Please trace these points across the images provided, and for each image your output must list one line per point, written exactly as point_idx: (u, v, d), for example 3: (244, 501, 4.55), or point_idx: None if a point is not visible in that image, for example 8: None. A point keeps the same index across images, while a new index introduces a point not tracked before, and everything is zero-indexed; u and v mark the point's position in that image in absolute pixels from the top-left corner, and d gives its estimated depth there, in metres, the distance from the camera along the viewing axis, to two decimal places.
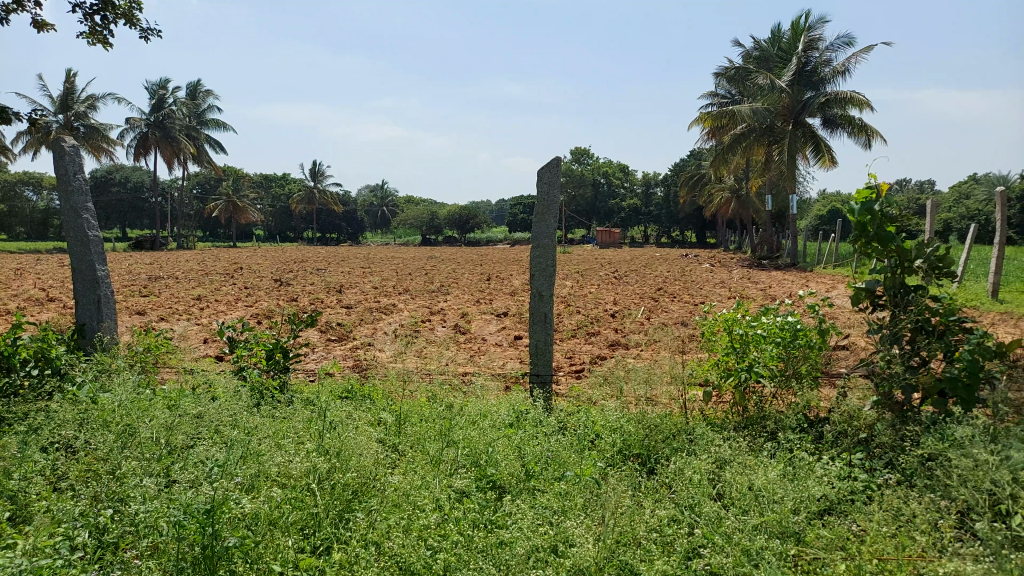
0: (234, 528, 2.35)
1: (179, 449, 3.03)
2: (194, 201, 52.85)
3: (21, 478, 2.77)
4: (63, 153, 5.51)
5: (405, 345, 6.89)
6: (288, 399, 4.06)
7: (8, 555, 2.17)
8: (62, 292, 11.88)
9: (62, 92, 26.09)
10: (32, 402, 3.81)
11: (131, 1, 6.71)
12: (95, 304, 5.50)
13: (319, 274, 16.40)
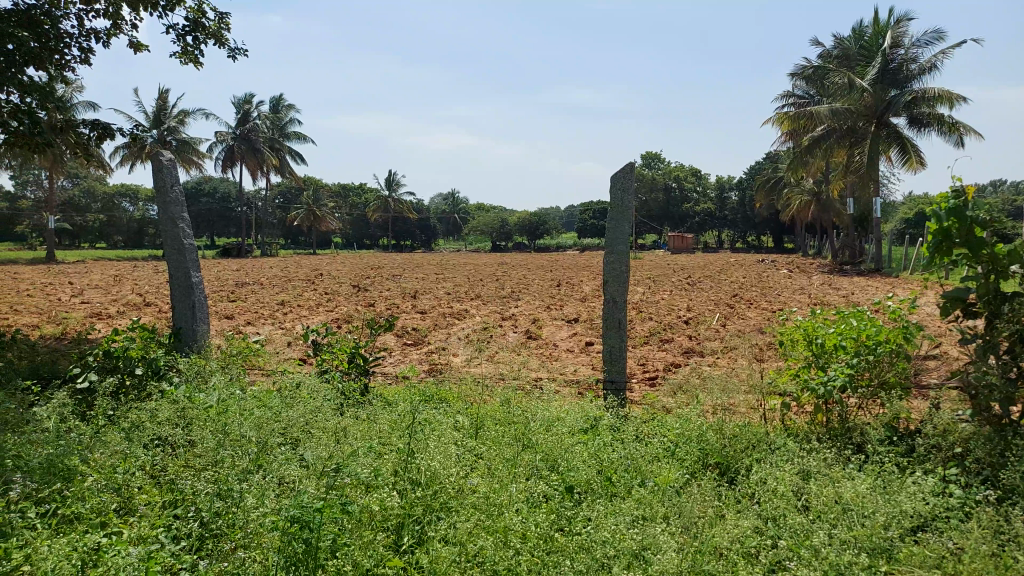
0: (326, 526, 2.44)
1: (268, 448, 3.16)
2: (275, 210, 55.01)
3: (125, 472, 2.95)
4: (162, 166, 5.84)
5: (479, 350, 6.97)
6: (368, 401, 4.19)
7: (117, 545, 2.33)
8: (158, 296, 12.59)
9: (156, 108, 27.68)
10: (135, 401, 4.05)
11: (220, 22, 7.04)
12: (190, 309, 5.79)
13: (394, 281, 16.79)
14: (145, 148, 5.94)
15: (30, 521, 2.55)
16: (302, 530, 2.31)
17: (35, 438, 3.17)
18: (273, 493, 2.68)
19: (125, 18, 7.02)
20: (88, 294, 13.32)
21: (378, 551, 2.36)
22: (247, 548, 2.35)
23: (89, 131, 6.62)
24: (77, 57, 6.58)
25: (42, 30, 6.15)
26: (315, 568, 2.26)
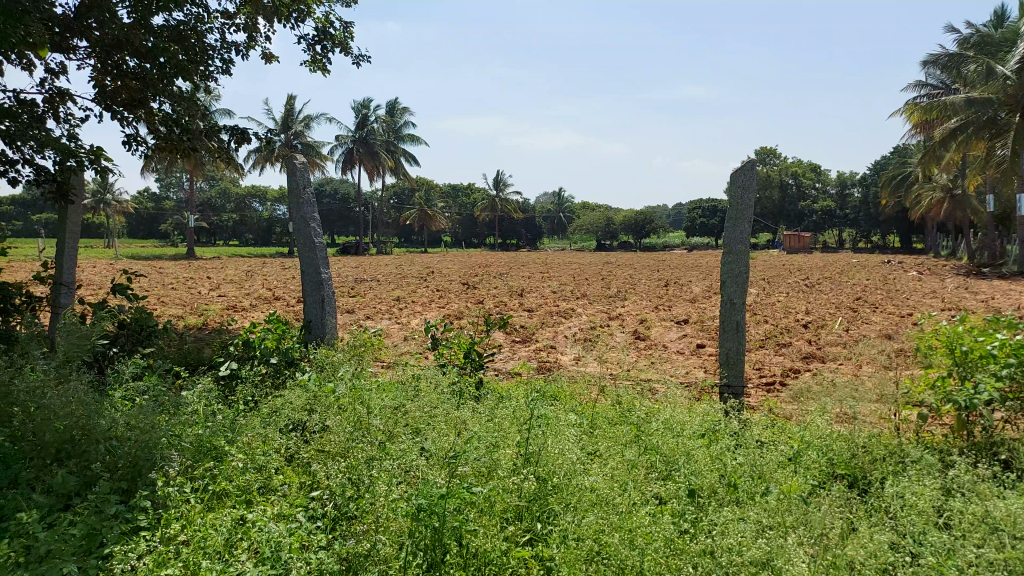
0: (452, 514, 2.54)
1: (395, 437, 3.32)
2: (389, 210, 57.16)
3: (266, 454, 3.19)
4: (296, 169, 6.21)
5: (588, 349, 6.97)
6: (484, 395, 4.32)
7: (262, 523, 2.54)
8: (286, 290, 13.42)
9: (284, 114, 29.46)
10: (271, 387, 4.37)
11: (345, 31, 7.40)
12: (319, 302, 6.10)
13: (502, 278, 17.02)
14: (280, 152, 6.34)
15: (186, 495, 2.82)
16: (432, 516, 2.43)
17: (187, 418, 3.47)
18: (401, 480, 2.82)
19: (261, 31, 7.50)
20: (224, 287, 14.39)
21: (502, 542, 2.43)
22: (378, 530, 2.49)
23: (229, 137, 7.14)
24: (219, 68, 7.08)
25: (189, 44, 6.66)
26: (444, 552, 2.37)
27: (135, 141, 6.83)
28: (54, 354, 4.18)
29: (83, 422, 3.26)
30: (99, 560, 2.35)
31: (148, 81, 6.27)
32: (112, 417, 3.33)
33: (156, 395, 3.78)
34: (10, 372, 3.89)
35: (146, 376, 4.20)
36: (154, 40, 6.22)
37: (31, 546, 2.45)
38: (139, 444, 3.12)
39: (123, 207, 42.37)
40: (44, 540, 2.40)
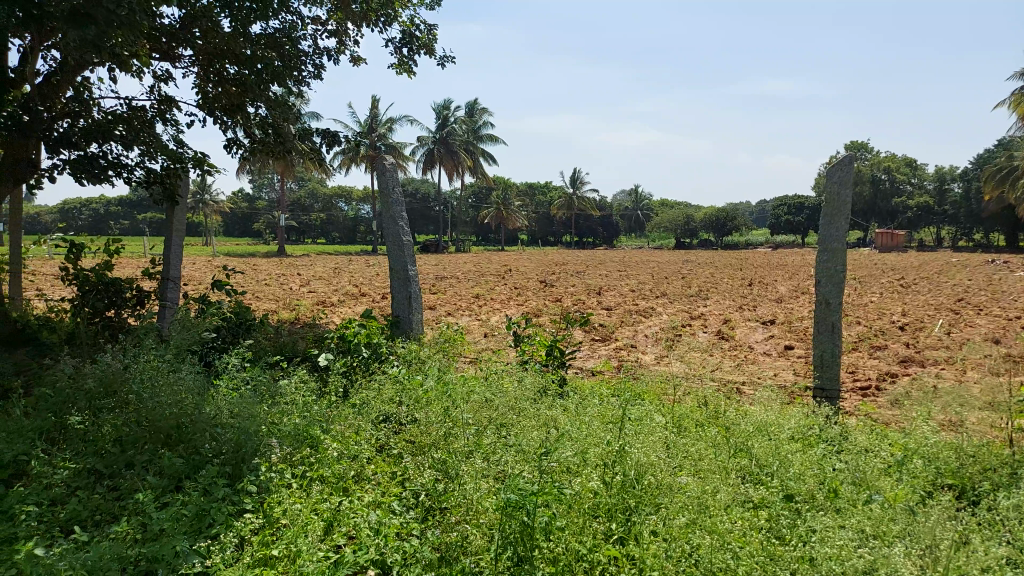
0: (542, 509, 2.57)
1: (484, 431, 3.38)
2: (467, 209, 57.91)
3: (361, 445, 3.31)
4: (385, 170, 6.40)
5: (671, 349, 6.87)
6: (569, 392, 4.35)
7: (359, 511, 2.65)
8: (371, 287, 13.82)
9: (369, 116, 30.34)
10: (363, 380, 4.54)
11: (430, 33, 7.54)
12: (406, 299, 6.24)
13: (579, 277, 16.99)
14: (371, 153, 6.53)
15: (287, 481, 2.97)
16: (522, 510, 2.46)
17: (286, 408, 3.64)
18: (490, 473, 2.88)
19: (350, 35, 7.73)
20: (313, 283, 14.98)
21: (591, 540, 2.45)
22: (469, 522, 2.55)
23: (320, 139, 7.41)
24: (311, 73, 7.35)
25: (283, 50, 6.93)
26: (535, 544, 2.41)
27: (234, 145, 7.18)
28: (166, 344, 4.47)
29: (191, 409, 3.46)
30: (208, 540, 2.50)
31: (246, 86, 6.57)
32: (217, 405, 3.52)
33: (257, 384, 3.98)
34: (127, 360, 4.18)
35: (248, 367, 4.43)
36: (251, 48, 6.51)
37: (149, 524, 2.64)
38: (242, 431, 3.29)
39: (217, 208, 44.55)
40: (159, 519, 2.57)
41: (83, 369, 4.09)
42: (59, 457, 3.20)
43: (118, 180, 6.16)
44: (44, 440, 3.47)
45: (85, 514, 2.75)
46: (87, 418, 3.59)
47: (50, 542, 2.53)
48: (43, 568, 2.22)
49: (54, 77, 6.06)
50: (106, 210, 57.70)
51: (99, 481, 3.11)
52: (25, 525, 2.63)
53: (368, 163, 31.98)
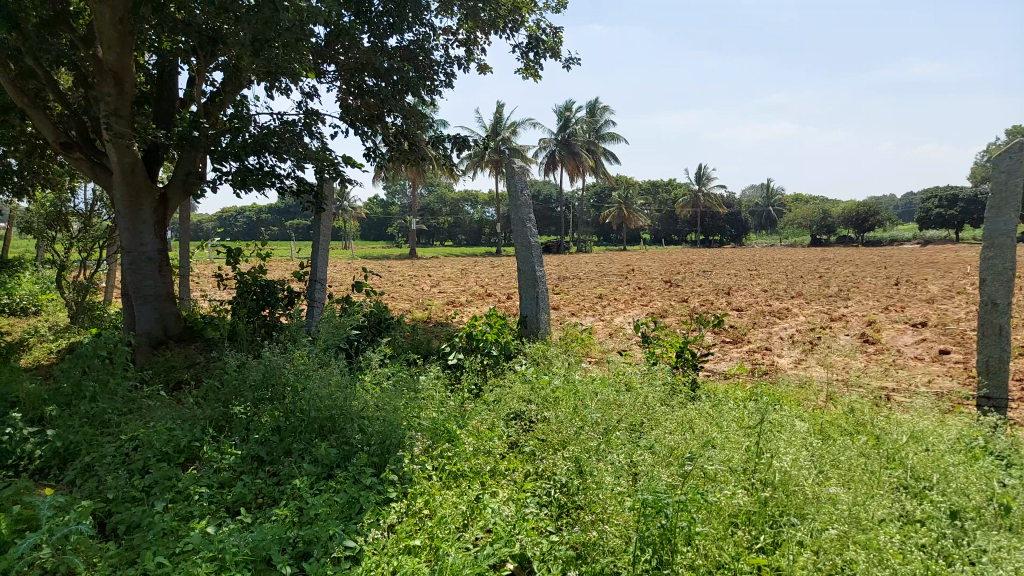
0: (681, 513, 2.54)
1: (617, 432, 3.38)
2: (589, 209, 57.65)
3: (498, 443, 3.42)
4: (513, 173, 6.53)
5: (808, 352, 6.53)
6: (702, 395, 4.26)
7: (497, 509, 2.74)
8: (497, 287, 14.10)
9: (493, 121, 30.96)
10: (495, 378, 4.68)
11: (556, 36, 7.59)
12: (533, 298, 6.32)
13: (707, 277, 16.48)
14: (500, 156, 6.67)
15: (429, 473, 3.13)
16: (659, 513, 2.43)
17: (425, 403, 3.82)
18: (624, 475, 2.88)
19: (479, 44, 7.94)
20: (443, 284, 15.53)
21: (733, 547, 2.38)
22: (606, 521, 2.57)
23: (451, 145, 7.66)
24: (443, 81, 7.60)
25: (418, 61, 7.23)
26: (672, 548, 2.37)
27: (372, 153, 7.57)
28: (316, 342, 4.81)
29: (341, 403, 3.70)
30: (358, 526, 2.67)
31: (384, 97, 6.91)
32: (364, 400, 3.74)
33: (397, 380, 4.19)
34: (283, 355, 4.54)
35: (389, 363, 4.68)
36: (389, 60, 6.85)
37: (304, 509, 2.85)
38: (386, 425, 3.48)
39: (352, 214, 47.06)
40: (314, 505, 2.77)
41: (245, 363, 4.48)
42: (227, 444, 3.53)
43: (271, 189, 6.66)
44: (214, 428, 3.84)
45: (249, 497, 3.01)
46: (249, 409, 3.94)
47: (220, 521, 2.79)
48: (217, 545, 2.46)
49: (217, 97, 6.64)
50: (255, 218, 62.57)
51: (260, 468, 3.40)
52: (198, 504, 2.92)
53: (491, 167, 32.67)
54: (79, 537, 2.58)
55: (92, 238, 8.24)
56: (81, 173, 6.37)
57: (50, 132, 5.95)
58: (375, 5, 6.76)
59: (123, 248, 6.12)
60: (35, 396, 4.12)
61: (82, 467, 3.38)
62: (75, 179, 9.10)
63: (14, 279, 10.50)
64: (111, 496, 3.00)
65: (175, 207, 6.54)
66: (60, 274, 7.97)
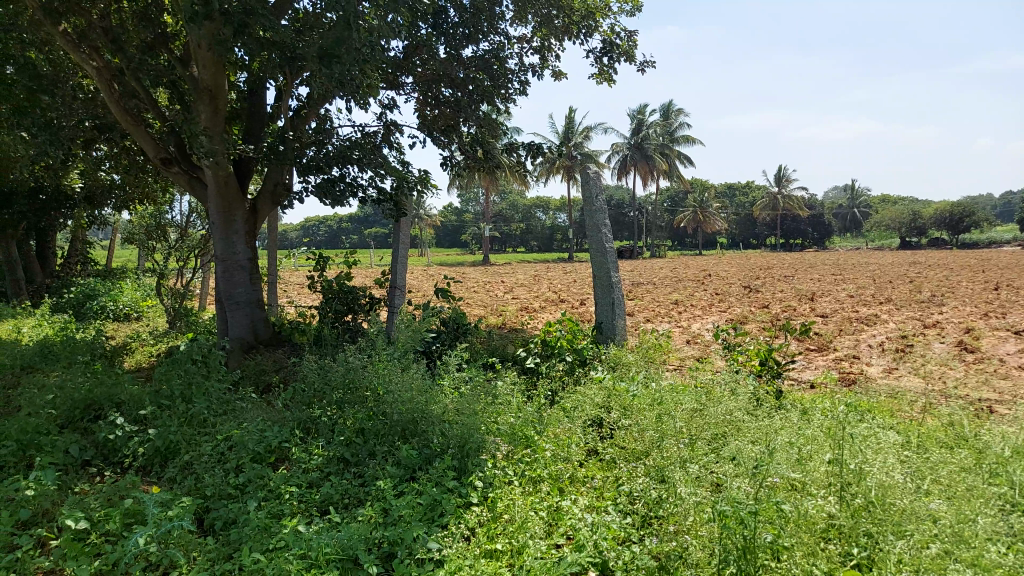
0: (769, 526, 2.47)
1: (699, 442, 3.32)
2: (663, 213, 56.78)
3: (576, 451, 3.43)
4: (588, 178, 6.53)
5: (900, 361, 6.24)
6: (787, 404, 4.14)
7: (575, 517, 2.75)
8: (570, 294, 14.06)
9: (566, 127, 31.01)
10: (572, 384, 4.68)
11: (630, 40, 7.53)
12: (609, 305, 6.29)
13: (788, 281, 15.95)
14: (575, 162, 6.68)
15: (509, 478, 3.17)
16: (744, 526, 2.38)
17: (503, 408, 3.86)
18: (706, 486, 2.84)
19: (553, 50, 7.96)
20: (517, 290, 15.65)
21: (825, 563, 2.30)
22: (689, 533, 2.53)
23: (525, 152, 7.71)
24: (517, 89, 7.67)
25: (492, 70, 7.31)
26: (760, 563, 2.31)
27: (448, 162, 7.70)
28: (397, 347, 4.94)
29: (421, 408, 3.78)
30: (440, 529, 2.71)
31: (459, 106, 7.01)
32: (444, 404, 3.81)
33: (476, 385, 4.26)
34: (366, 359, 4.68)
35: (467, 368, 4.75)
36: (464, 70, 6.95)
37: (388, 510, 2.92)
38: (465, 429, 3.53)
39: (428, 221, 47.89)
40: (398, 506, 2.84)
41: (330, 367, 4.63)
42: (313, 446, 3.66)
43: (353, 199, 6.86)
44: (301, 429, 3.98)
45: (336, 497, 3.11)
46: (333, 412, 4.07)
47: (309, 520, 2.90)
48: (308, 544, 2.55)
49: (302, 111, 6.89)
50: (334, 226, 64.68)
51: (346, 468, 3.52)
52: (288, 503, 3.04)
53: (564, 172, 32.66)
54: (181, 532, 2.74)
55: (187, 247, 8.72)
56: (179, 187, 6.71)
57: (151, 148, 6.30)
58: (451, 16, 6.88)
59: (217, 256, 6.43)
60: (138, 398, 4.38)
61: (182, 464, 3.58)
62: (172, 192, 9.64)
63: (117, 287, 11.21)
64: (208, 493, 3.16)
65: (264, 216, 6.83)
66: (159, 281, 8.46)
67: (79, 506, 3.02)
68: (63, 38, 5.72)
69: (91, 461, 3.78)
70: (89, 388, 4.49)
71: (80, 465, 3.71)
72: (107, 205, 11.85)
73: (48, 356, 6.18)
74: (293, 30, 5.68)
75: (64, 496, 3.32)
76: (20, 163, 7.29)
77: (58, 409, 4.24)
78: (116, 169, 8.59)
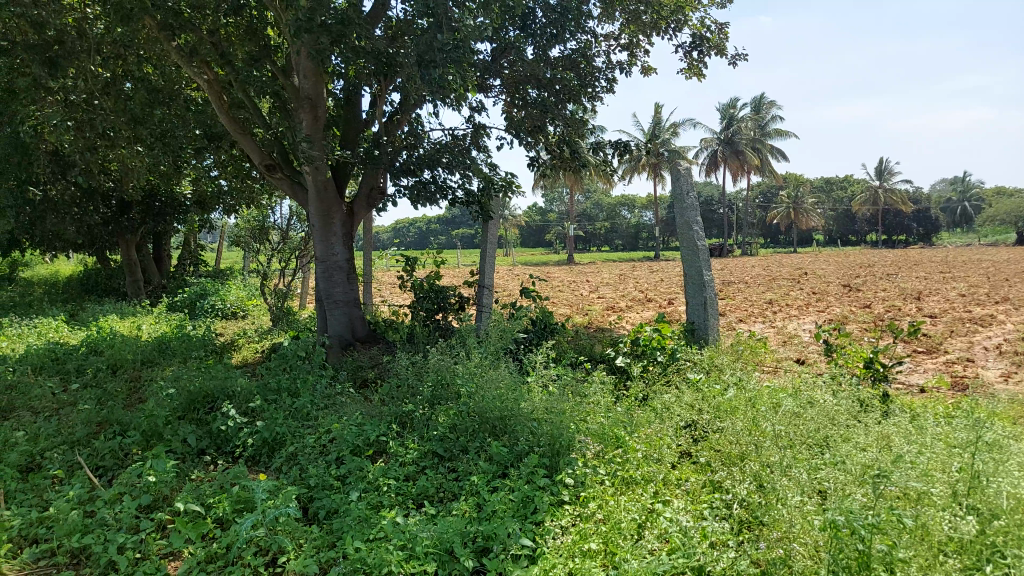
0: (881, 537, 2.36)
1: (800, 447, 3.22)
2: (755, 210, 54.91)
3: (670, 453, 3.39)
4: (679, 175, 6.42)
5: (1020, 365, 5.81)
6: (895, 408, 3.95)
7: (672, 520, 2.72)
8: (658, 293, 13.82)
9: (653, 124, 30.56)
10: (663, 385, 4.62)
11: (721, 32, 7.34)
12: (701, 305, 6.17)
13: (892, 280, 15.09)
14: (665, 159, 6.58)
15: (600, 478, 3.18)
16: (854, 536, 2.28)
17: (594, 407, 3.86)
18: (807, 493, 2.76)
19: (641, 47, 7.87)
20: (603, 289, 15.51)
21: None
22: (793, 540, 2.45)
23: (612, 151, 7.65)
24: (604, 87, 7.62)
25: (579, 69, 7.29)
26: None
27: (535, 162, 7.74)
28: (488, 345, 5.02)
29: (512, 405, 3.82)
30: (534, 525, 2.75)
31: (546, 107, 7.03)
32: (534, 401, 3.85)
33: (565, 383, 4.27)
34: (459, 357, 4.78)
35: (557, 367, 4.77)
36: (552, 70, 6.97)
37: (481, 505, 2.98)
38: (556, 428, 3.54)
39: (514, 221, 48.19)
40: (492, 502, 2.89)
41: (423, 364, 4.77)
42: (409, 440, 3.76)
43: (443, 201, 7.00)
44: (397, 423, 4.12)
45: (432, 490, 3.20)
46: (427, 408, 4.19)
47: (406, 512, 3.00)
48: (406, 535, 2.63)
49: (395, 116, 7.09)
50: (422, 228, 66.19)
51: (441, 463, 3.61)
52: (386, 495, 3.15)
53: (651, 169, 32.11)
54: (287, 519, 2.88)
55: (288, 249, 9.15)
56: (282, 191, 7.04)
57: (258, 156, 6.64)
58: (538, 17, 6.92)
59: (318, 258, 6.72)
60: (247, 391, 4.63)
61: (288, 455, 3.77)
62: (274, 196, 10.13)
63: (225, 287, 11.88)
64: (313, 483, 3.32)
65: (361, 219, 7.08)
66: (262, 281, 8.93)
67: (195, 493, 3.25)
68: (177, 54, 6.13)
69: (205, 450, 4.04)
70: (202, 380, 4.79)
71: (196, 453, 3.97)
72: (214, 209, 12.57)
73: (166, 352, 6.64)
74: (387, 37, 5.87)
75: (182, 482, 3.56)
76: (140, 173, 7.86)
77: (176, 400, 4.54)
78: (223, 175, 9.11)
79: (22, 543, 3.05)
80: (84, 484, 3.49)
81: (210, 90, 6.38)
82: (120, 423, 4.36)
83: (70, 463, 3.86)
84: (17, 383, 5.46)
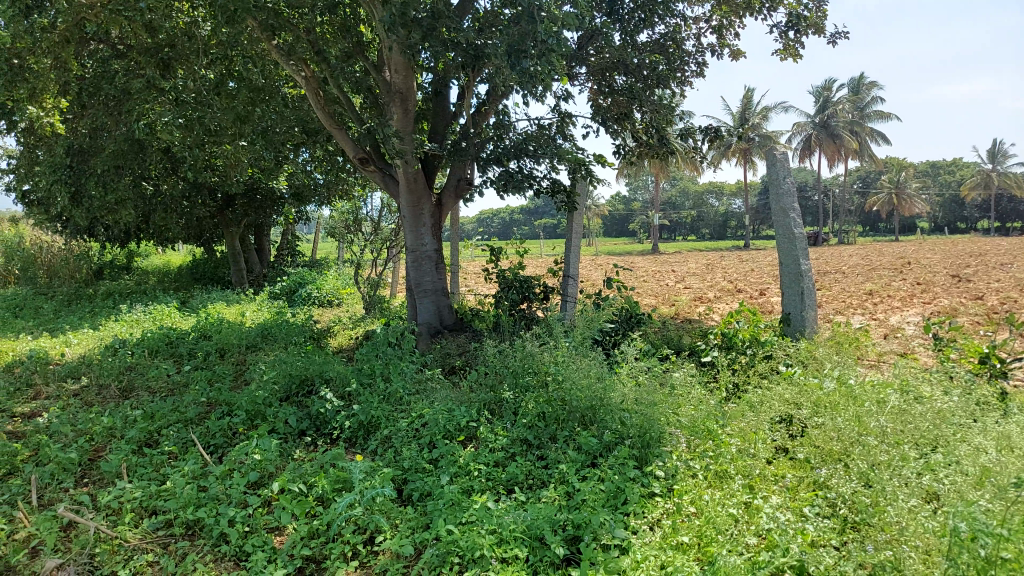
0: (1004, 544, 2.21)
1: (905, 447, 3.07)
2: (853, 197, 52.30)
3: (763, 448, 3.31)
4: (775, 160, 6.21)
5: None
6: (1014, 406, 3.70)
7: (769, 516, 2.66)
8: (747, 283, 13.39)
9: (743, 108, 29.59)
10: (756, 378, 4.49)
11: (820, 10, 7.01)
12: (798, 295, 5.95)
13: (1008, 271, 14.06)
14: (760, 144, 6.37)
15: (691, 470, 3.14)
16: (973, 540, 2.16)
17: (684, 399, 3.80)
18: (916, 493, 2.63)
19: (733, 29, 7.62)
20: (690, 279, 15.16)
21: None
22: (904, 541, 2.36)
23: (702, 137, 7.46)
24: (694, 72, 7.44)
25: (669, 54, 7.16)
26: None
27: (622, 150, 7.64)
28: (575, 335, 5.03)
29: (601, 395, 3.82)
30: (625, 516, 2.75)
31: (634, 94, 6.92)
32: (624, 391, 3.83)
33: (654, 374, 4.23)
34: (546, 346, 4.81)
35: (646, 358, 4.72)
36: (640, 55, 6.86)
37: (571, 494, 3.01)
38: (647, 418, 3.52)
39: (596, 210, 47.88)
40: (582, 491, 2.91)
41: (510, 352, 4.82)
42: (499, 427, 3.83)
43: (530, 191, 7.02)
44: (486, 410, 4.20)
45: (521, 477, 3.24)
46: (516, 395, 4.23)
47: (497, 497, 3.06)
48: (500, 520, 2.68)
49: (482, 107, 7.15)
50: (507, 218, 66.74)
51: (530, 450, 3.66)
52: (477, 480, 3.22)
53: (740, 156, 31.13)
54: (384, 500, 3.01)
55: (379, 239, 9.43)
56: (374, 183, 7.23)
57: (352, 149, 6.85)
58: (627, 2, 6.82)
59: (408, 247, 6.88)
60: (343, 375, 4.82)
61: (383, 438, 3.91)
62: (365, 188, 10.45)
63: (320, 276, 12.37)
64: (407, 465, 3.44)
65: (449, 210, 7.20)
66: (355, 270, 9.25)
67: (297, 472, 3.42)
68: (277, 53, 6.39)
69: (306, 431, 4.25)
70: (301, 365, 5.01)
71: (297, 434, 4.19)
72: (309, 201, 13.09)
73: (267, 338, 6.99)
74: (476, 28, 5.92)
75: (284, 461, 3.76)
76: (241, 167, 8.28)
77: (278, 383, 4.79)
78: (318, 169, 9.47)
79: (143, 513, 3.29)
80: (197, 461, 3.74)
81: (308, 86, 6.60)
82: (227, 404, 4.64)
83: (183, 440, 4.14)
84: (136, 365, 5.90)
